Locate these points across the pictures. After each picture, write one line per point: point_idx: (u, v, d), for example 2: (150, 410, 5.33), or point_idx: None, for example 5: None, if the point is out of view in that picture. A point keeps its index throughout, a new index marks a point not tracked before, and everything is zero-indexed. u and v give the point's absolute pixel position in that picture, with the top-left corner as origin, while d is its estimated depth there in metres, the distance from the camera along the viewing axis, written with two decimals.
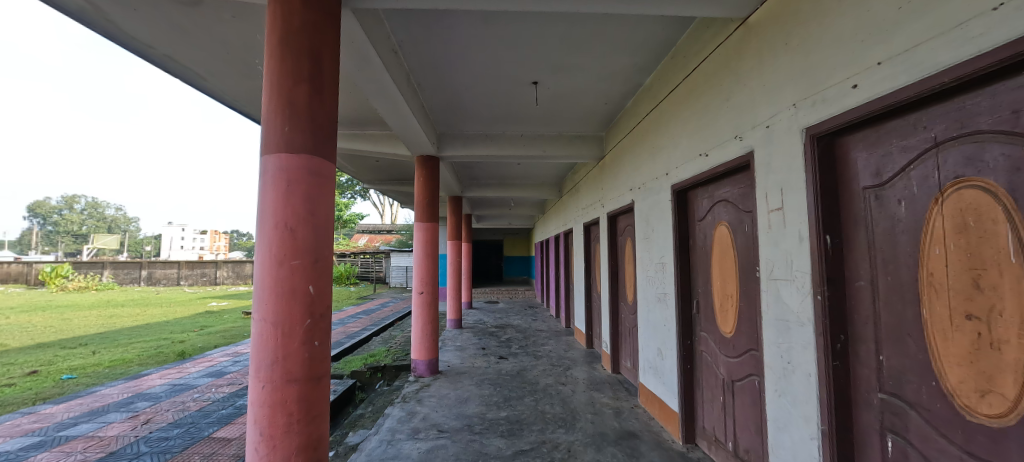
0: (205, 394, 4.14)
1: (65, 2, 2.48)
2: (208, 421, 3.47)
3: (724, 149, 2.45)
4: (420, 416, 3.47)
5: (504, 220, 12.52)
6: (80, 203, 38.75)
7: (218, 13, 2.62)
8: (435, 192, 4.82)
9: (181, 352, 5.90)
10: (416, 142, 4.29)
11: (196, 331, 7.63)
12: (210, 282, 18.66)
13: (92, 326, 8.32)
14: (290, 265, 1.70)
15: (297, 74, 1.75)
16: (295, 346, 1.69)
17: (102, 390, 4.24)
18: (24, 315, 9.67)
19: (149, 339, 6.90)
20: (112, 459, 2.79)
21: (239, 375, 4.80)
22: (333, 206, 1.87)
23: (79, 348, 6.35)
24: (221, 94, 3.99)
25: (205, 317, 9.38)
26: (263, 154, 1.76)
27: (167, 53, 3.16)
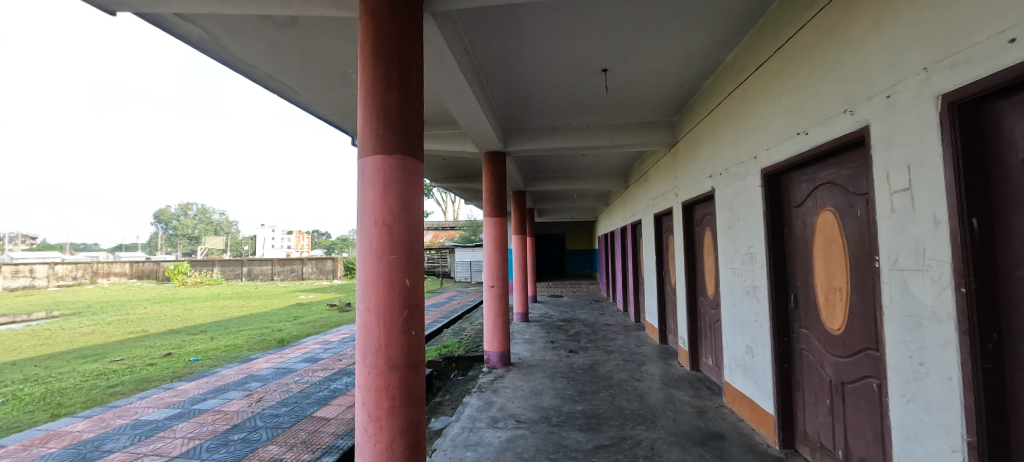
0: (304, 377, 4.60)
1: (188, 32, 2.86)
2: (308, 401, 3.85)
3: (828, 126, 2.20)
4: (497, 406, 3.56)
5: (567, 213, 12.39)
6: (193, 209, 45.05)
7: (311, 31, 2.85)
8: (502, 187, 4.89)
9: (281, 339, 6.61)
10: (484, 139, 4.38)
11: (291, 321, 8.50)
12: (298, 277, 20.68)
13: (209, 316, 9.60)
14: (388, 259, 1.81)
15: (388, 80, 1.85)
16: (395, 335, 1.80)
17: (223, 371, 4.88)
18: (158, 306, 11.40)
19: (254, 328, 7.81)
20: (236, 431, 3.20)
21: (331, 361, 5.26)
22: (423, 202, 1.95)
23: (201, 334, 7.36)
24: (309, 105, 4.36)
25: (297, 308, 10.43)
26: (361, 157, 1.88)
27: (267, 71, 3.50)
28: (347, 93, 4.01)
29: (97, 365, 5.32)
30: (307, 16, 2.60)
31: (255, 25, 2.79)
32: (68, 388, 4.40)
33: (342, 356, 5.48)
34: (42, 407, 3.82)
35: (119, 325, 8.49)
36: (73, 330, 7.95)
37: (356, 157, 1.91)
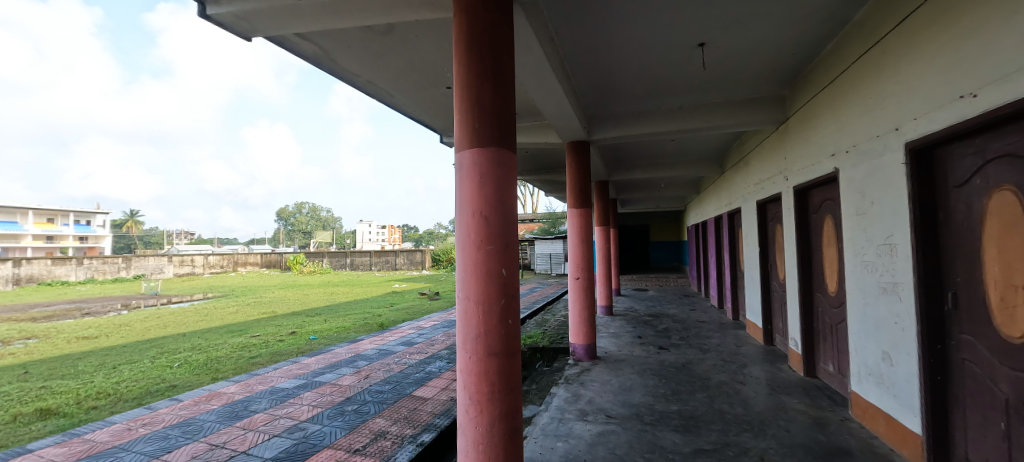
0: (403, 359, 5.01)
1: (306, 48, 3.23)
2: (408, 381, 4.19)
3: (1007, 83, 1.76)
4: (585, 399, 3.52)
5: (652, 202, 11.77)
6: (306, 207, 51.61)
7: (407, 36, 3.05)
8: (586, 177, 4.79)
9: (381, 324, 7.29)
10: (567, 129, 4.32)
11: (388, 307, 9.34)
12: (392, 267, 22.63)
13: (323, 300, 10.94)
14: (486, 249, 1.88)
15: (482, 74, 1.90)
16: (493, 323, 1.87)
17: (336, 349, 5.53)
18: (283, 291, 13.31)
19: (358, 312, 8.73)
20: (350, 403, 3.60)
21: (425, 345, 5.66)
22: (517, 193, 1.99)
23: (317, 316, 8.42)
24: (402, 107, 4.69)
25: (393, 296, 11.42)
26: (459, 151, 1.96)
27: (368, 77, 3.83)
28: (436, 92, 4.23)
29: (242, 339, 6.38)
30: (405, 22, 2.78)
31: (359, 37, 3.06)
32: (223, 356, 5.35)
33: (434, 342, 5.86)
34: (205, 371, 4.68)
35: (256, 306, 10.08)
36: (223, 309, 9.63)
37: (453, 151, 2.00)
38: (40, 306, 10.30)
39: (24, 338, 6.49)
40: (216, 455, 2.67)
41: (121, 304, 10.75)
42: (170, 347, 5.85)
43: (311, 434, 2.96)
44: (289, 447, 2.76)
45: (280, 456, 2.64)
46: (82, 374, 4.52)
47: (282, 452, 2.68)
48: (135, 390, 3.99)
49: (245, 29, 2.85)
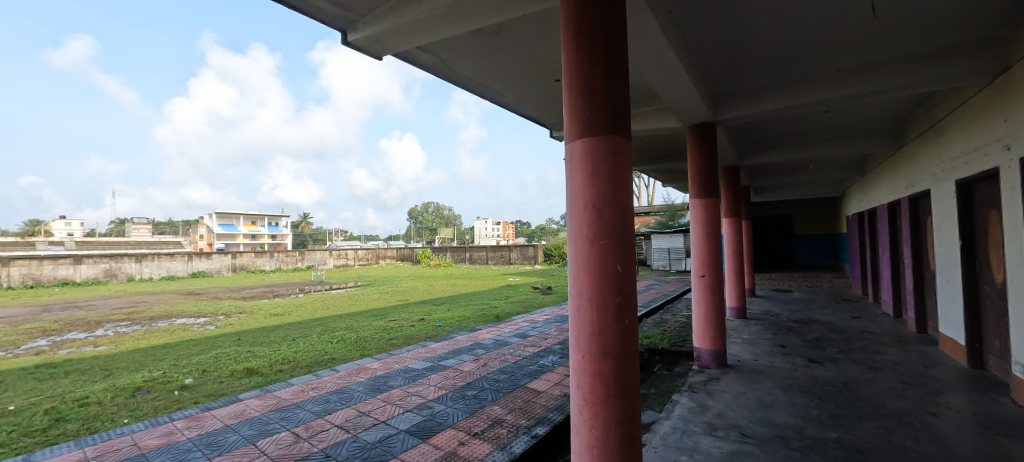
0: (517, 351, 5.16)
1: (426, 60, 3.54)
2: (522, 372, 4.30)
3: None
4: (713, 411, 3.15)
5: (796, 189, 10.02)
6: (431, 207, 57.38)
7: (515, 34, 3.11)
8: (712, 163, 4.28)
9: (497, 315, 7.66)
10: (687, 110, 3.90)
11: (504, 299, 9.80)
12: (506, 262, 23.71)
13: (446, 291, 11.99)
14: (599, 244, 1.79)
15: (593, 58, 1.80)
16: (608, 322, 1.78)
17: (458, 337, 6.00)
18: (415, 282, 15.00)
19: (477, 303, 9.34)
20: (470, 388, 3.84)
21: (538, 339, 5.76)
22: (632, 183, 1.85)
23: (442, 305, 9.27)
24: (512, 105, 4.83)
25: (508, 289, 11.93)
26: (569, 142, 1.90)
27: (480, 80, 4.03)
28: (544, 86, 4.24)
29: (383, 322, 7.37)
30: (512, 20, 2.83)
31: (472, 42, 3.23)
32: (369, 336, 6.24)
33: (547, 335, 5.92)
34: (356, 347, 5.52)
35: (393, 294, 11.55)
36: (369, 296, 11.28)
37: (563, 142, 1.95)
38: (250, 288, 13.46)
39: (240, 313, 8.55)
40: (363, 421, 3.11)
41: (299, 289, 13.40)
42: (331, 326, 7.07)
43: (437, 413, 3.23)
44: (419, 422, 3.07)
45: (411, 429, 2.95)
46: (274, 343, 5.75)
47: (413, 427, 2.99)
48: (307, 359, 4.91)
49: (378, 49, 3.27)
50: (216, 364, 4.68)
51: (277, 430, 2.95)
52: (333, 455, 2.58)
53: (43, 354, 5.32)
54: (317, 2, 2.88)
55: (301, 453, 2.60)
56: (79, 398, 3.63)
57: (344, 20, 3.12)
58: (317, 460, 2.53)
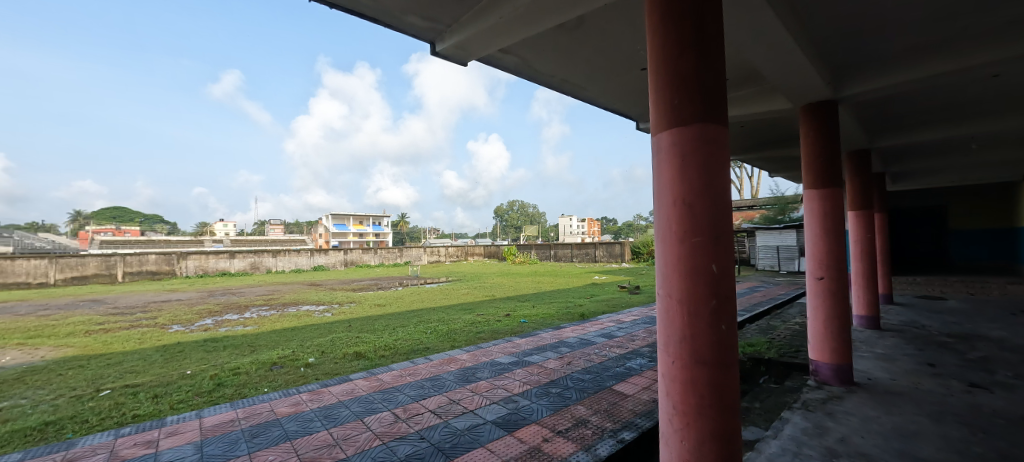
0: (603, 351, 5.03)
1: (508, 62, 3.64)
2: (608, 374, 4.18)
3: None
4: (834, 435, 2.71)
5: (954, 174, 8.14)
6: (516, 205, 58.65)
7: (596, 25, 3.03)
8: (833, 147, 3.68)
9: (581, 314, 7.54)
10: (800, 89, 3.41)
11: (589, 298, 9.61)
12: (592, 259, 23.22)
13: (531, 288, 12.15)
14: (690, 242, 1.66)
15: (682, 41, 1.67)
16: (702, 327, 1.64)
17: (542, 334, 6.04)
18: (502, 278, 15.49)
19: (562, 301, 9.30)
20: (554, 385, 3.85)
21: (625, 340, 5.54)
22: (729, 176, 1.69)
23: (527, 302, 9.42)
24: (595, 99, 4.72)
25: (593, 287, 11.68)
26: (656, 134, 1.79)
27: (562, 76, 4.02)
28: (629, 76, 4.06)
29: (471, 316, 7.74)
30: (593, 11, 2.76)
31: (552, 39, 3.23)
32: (459, 329, 6.61)
33: (635, 337, 5.67)
34: (448, 339, 5.88)
35: (481, 290, 12.06)
36: (460, 290, 11.93)
37: (650, 134, 1.84)
38: (359, 281, 15.15)
39: (350, 303, 9.68)
40: (453, 408, 3.31)
41: (399, 282, 14.72)
42: (426, 318, 7.63)
43: (522, 408, 3.30)
44: (505, 415, 3.16)
45: (497, 421, 3.05)
46: (378, 331, 6.40)
47: (499, 418, 3.09)
48: (405, 347, 5.38)
49: (463, 56, 3.48)
50: (332, 346, 5.37)
51: (380, 408, 3.28)
52: (427, 437, 2.79)
53: (210, 330, 6.63)
54: (410, 18, 3.16)
55: (399, 432, 2.86)
56: (234, 368, 4.45)
57: (433, 32, 3.39)
58: (413, 439, 2.75)
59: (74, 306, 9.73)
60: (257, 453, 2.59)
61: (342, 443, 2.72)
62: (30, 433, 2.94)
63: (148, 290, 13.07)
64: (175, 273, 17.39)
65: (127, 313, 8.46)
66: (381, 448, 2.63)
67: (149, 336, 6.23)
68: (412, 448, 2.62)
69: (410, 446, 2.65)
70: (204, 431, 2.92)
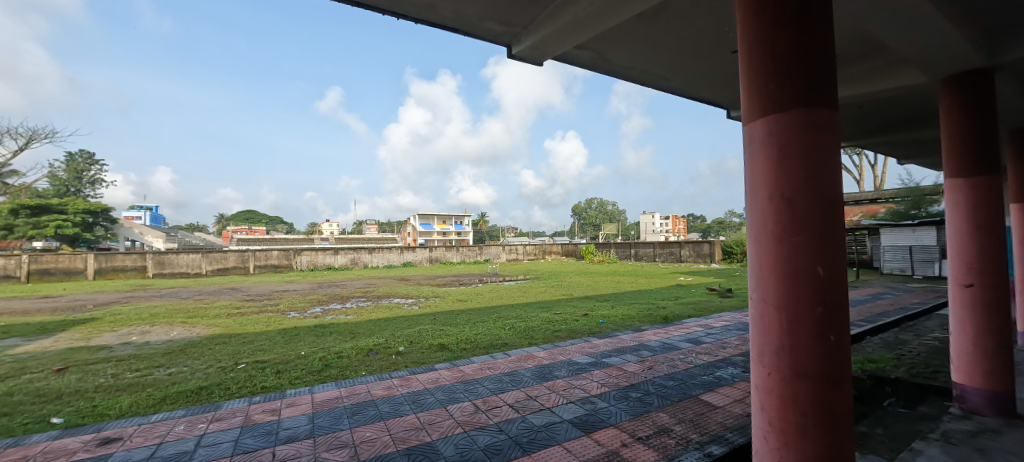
0: (689, 357, 4.71)
1: (585, 57, 3.59)
2: (694, 382, 3.90)
3: None
4: None
5: None
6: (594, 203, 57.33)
7: (679, 11, 2.85)
8: (987, 125, 2.99)
9: (665, 317, 7.13)
10: (939, 58, 2.84)
11: (673, 300, 9.04)
12: (676, 259, 21.81)
13: (610, 288, 11.79)
14: (791, 241, 1.50)
15: (779, 18, 1.51)
16: (805, 337, 1.49)
17: (622, 335, 5.84)
18: (579, 277, 15.28)
19: (643, 302, 8.88)
20: (634, 389, 3.71)
21: (714, 347, 5.12)
22: (840, 166, 1.49)
23: (605, 302, 9.18)
24: (679, 89, 4.43)
25: (678, 289, 10.97)
26: (749, 123, 1.64)
27: (641, 67, 3.84)
28: (718, 60, 3.74)
29: (548, 314, 7.77)
30: None
31: (630, 29, 3.11)
32: (536, 326, 6.68)
33: (726, 344, 5.21)
34: (525, 336, 5.98)
35: (558, 289, 12.02)
36: (537, 289, 12.04)
37: (742, 123, 1.70)
38: (443, 277, 16.08)
39: (435, 297, 10.32)
40: (530, 404, 3.37)
41: (479, 279, 15.31)
42: (504, 314, 7.84)
43: (600, 410, 3.24)
44: (582, 415, 3.13)
45: (574, 421, 3.03)
46: (460, 325, 6.75)
47: (576, 418, 3.07)
48: (484, 341, 5.59)
49: (538, 56, 3.53)
50: (419, 337, 5.80)
51: (462, 398, 3.47)
52: (505, 429, 2.88)
53: (320, 317, 7.58)
54: (487, 24, 3.30)
55: (479, 423, 2.99)
56: (338, 351, 5.04)
57: (510, 36, 3.49)
58: (492, 431, 2.86)
59: (221, 293, 11.80)
60: (357, 428, 2.92)
61: (427, 427, 2.93)
62: (192, 394, 3.66)
63: (273, 281, 15.34)
64: (292, 267, 20.14)
65: (258, 300, 10.03)
66: (462, 436, 2.78)
67: (274, 320, 7.32)
68: (491, 439, 2.72)
69: (489, 437, 2.76)
70: (315, 404, 3.36)
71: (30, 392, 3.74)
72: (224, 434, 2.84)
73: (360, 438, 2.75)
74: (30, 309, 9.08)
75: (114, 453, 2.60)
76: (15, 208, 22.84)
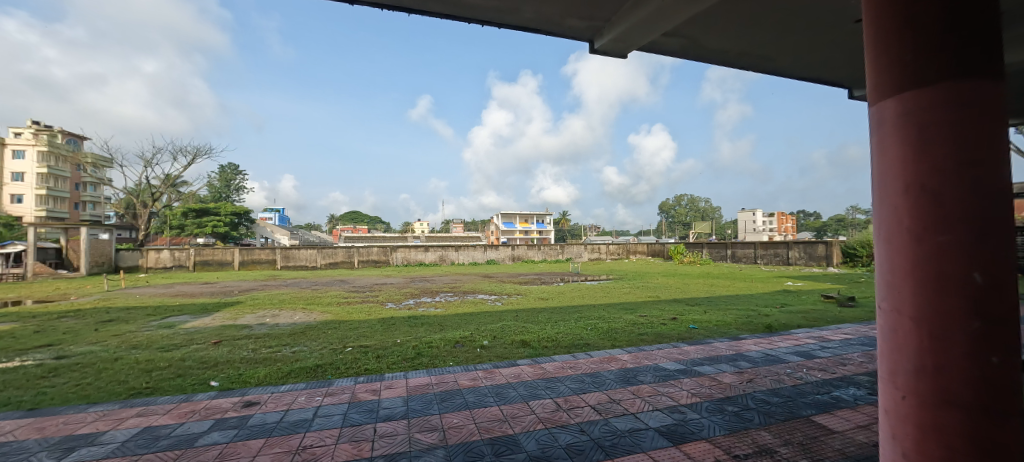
0: (798, 373, 4.16)
1: None
2: (804, 400, 3.44)
3: None
4: None
5: None
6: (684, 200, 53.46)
7: None
8: None
9: (768, 325, 6.40)
10: None
11: (779, 307, 8.06)
12: (783, 261, 19.40)
13: (703, 291, 10.91)
14: (935, 241, 1.29)
15: None
16: (955, 357, 1.26)
17: (716, 343, 5.38)
18: (667, 279, 14.39)
19: (742, 308, 8.07)
20: (730, 403, 3.40)
21: (831, 363, 4.46)
22: (1004, 150, 1.24)
23: (697, 306, 8.53)
24: None
25: (785, 295, 9.74)
26: (877, 105, 1.46)
27: None
28: None
29: (633, 316, 7.47)
30: None
31: None
32: (620, 328, 6.47)
33: (846, 361, 4.50)
34: (608, 337, 5.83)
35: (644, 290, 11.46)
36: (620, 289, 11.64)
37: (869, 105, 1.50)
38: (524, 275, 16.34)
39: (517, 295, 10.55)
40: (612, 408, 3.28)
41: (561, 278, 15.24)
42: (586, 314, 7.72)
43: (690, 421, 3.03)
44: (670, 424, 2.96)
45: (661, 430, 2.88)
46: (541, 323, 6.82)
47: (663, 427, 2.92)
48: (566, 340, 5.58)
49: (622, 47, 3.45)
50: (502, 333, 5.99)
51: (543, 395, 3.51)
52: (587, 430, 2.85)
53: (413, 309, 8.24)
54: (569, 21, 3.28)
55: (561, 421, 3.00)
56: (429, 342, 5.44)
57: (592, 31, 3.45)
58: (574, 430, 2.85)
59: (332, 284, 13.46)
60: (445, 414, 3.12)
61: (510, 420, 3.02)
62: (311, 370, 4.25)
63: (373, 274, 17.04)
64: (389, 262, 22.15)
65: (361, 291, 11.23)
66: (544, 432, 2.82)
67: (374, 310, 8.14)
68: (573, 439, 2.72)
69: (570, 436, 2.76)
70: (409, 388, 3.68)
71: (197, 359, 4.68)
72: (336, 407, 3.26)
73: (448, 424, 2.94)
74: (197, 293, 11.33)
75: (255, 414, 3.13)
76: (187, 211, 28.69)
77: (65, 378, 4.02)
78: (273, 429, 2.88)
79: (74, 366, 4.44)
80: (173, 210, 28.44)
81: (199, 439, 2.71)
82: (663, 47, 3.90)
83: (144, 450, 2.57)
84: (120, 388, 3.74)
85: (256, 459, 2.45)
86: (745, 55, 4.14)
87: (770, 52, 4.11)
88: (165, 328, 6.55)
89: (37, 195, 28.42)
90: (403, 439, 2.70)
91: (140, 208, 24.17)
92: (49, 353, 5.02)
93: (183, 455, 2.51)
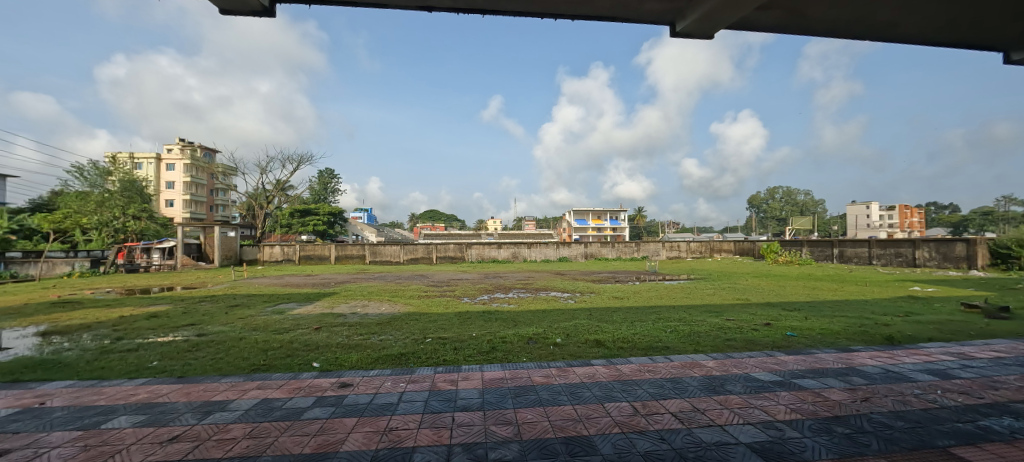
0: (931, 395, 3.50)
1: None
2: (939, 428, 2.88)
3: None
4: None
5: None
6: None
7: None
8: None
9: (887, 337, 5.49)
10: None
11: (903, 316, 6.86)
12: (907, 263, 16.52)
13: (803, 295, 9.69)
14: None
15: None
16: None
17: (821, 354, 4.75)
18: (758, 280, 13.06)
19: (854, 316, 7.01)
20: (840, 423, 2.97)
21: (976, 385, 3.69)
22: None
23: (796, 312, 7.61)
24: None
25: (912, 302, 8.25)
26: None
27: None
28: None
29: (719, 320, 6.89)
30: None
31: None
32: (704, 332, 6.01)
33: (998, 384, 3.69)
34: (690, 341, 5.45)
35: (731, 292, 10.51)
36: (703, 290, 10.84)
37: None
38: (597, 273, 15.96)
39: (590, 293, 10.33)
40: (696, 418, 3.06)
41: (636, 277, 14.67)
42: (665, 316, 7.29)
43: (789, 439, 2.70)
44: (765, 441, 2.67)
45: (753, 446, 2.61)
46: (616, 323, 6.60)
47: (756, 444, 2.64)
48: (643, 342, 5.34)
49: (708, 27, 3.21)
50: (575, 331, 5.91)
51: (619, 398, 3.39)
52: (667, 439, 2.68)
53: (487, 304, 8.50)
54: (649, 5, 3.10)
55: (638, 426, 2.87)
56: (502, 337, 5.56)
57: (673, 13, 3.26)
58: (653, 437, 2.71)
59: (414, 278, 14.39)
60: (519, 409, 3.16)
61: (585, 421, 2.96)
62: (396, 358, 4.58)
63: (450, 270, 17.91)
64: (464, 259, 23.09)
65: (440, 286, 11.86)
66: (620, 436, 2.72)
67: (451, 304, 8.53)
68: (651, 446, 2.58)
69: (648, 443, 2.63)
70: (484, 381, 3.79)
71: (302, 342, 5.30)
72: (418, 394, 3.46)
73: (522, 419, 2.97)
74: (302, 283, 12.85)
75: (349, 394, 3.45)
76: (294, 211, 32.79)
77: (204, 353, 4.81)
78: (365, 409, 3.15)
79: (211, 342, 5.30)
80: (283, 210, 32.65)
81: (304, 412, 3.07)
82: (756, 23, 3.51)
83: (262, 418, 2.97)
84: (244, 364, 4.38)
85: (350, 435, 2.70)
86: (859, 22, 3.56)
87: (894, 17, 3.49)
88: (277, 313, 7.53)
89: (185, 200, 34.51)
90: (479, 430, 2.78)
91: (258, 210, 28.15)
92: (193, 331, 6.04)
93: (291, 426, 2.85)
